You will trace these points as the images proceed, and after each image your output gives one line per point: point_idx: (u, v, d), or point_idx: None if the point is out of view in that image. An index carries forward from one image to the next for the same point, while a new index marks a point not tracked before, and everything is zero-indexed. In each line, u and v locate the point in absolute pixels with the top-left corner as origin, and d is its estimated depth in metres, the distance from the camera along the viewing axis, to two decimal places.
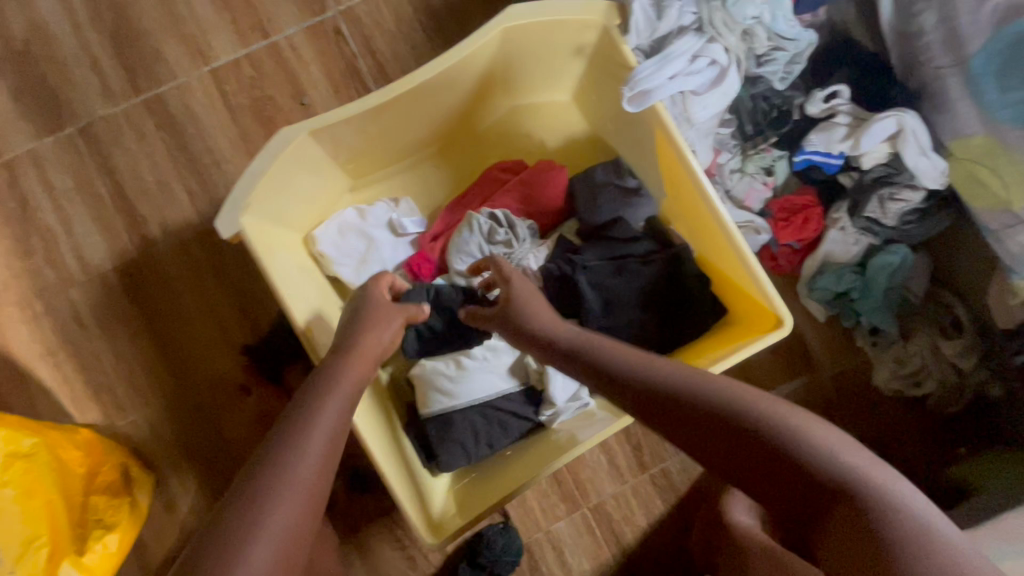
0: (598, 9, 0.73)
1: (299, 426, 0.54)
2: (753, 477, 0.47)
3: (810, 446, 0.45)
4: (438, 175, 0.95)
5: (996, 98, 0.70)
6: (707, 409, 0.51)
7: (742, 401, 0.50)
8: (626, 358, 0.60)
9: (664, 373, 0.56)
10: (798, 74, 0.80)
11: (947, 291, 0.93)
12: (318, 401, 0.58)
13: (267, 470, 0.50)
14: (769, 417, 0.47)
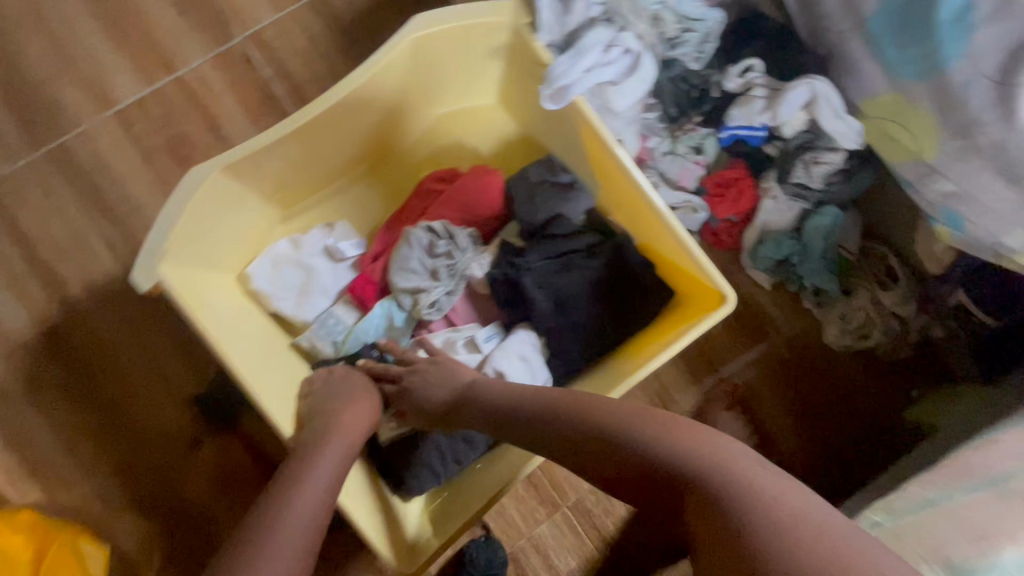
0: (503, 10, 0.72)
1: (299, 474, 0.60)
2: (635, 486, 0.54)
3: (674, 446, 0.51)
4: (373, 194, 0.92)
5: (898, 56, 0.72)
6: (599, 433, 0.57)
7: (607, 420, 0.57)
8: (535, 391, 0.66)
9: (557, 405, 0.62)
10: (710, 53, 0.80)
11: (880, 244, 0.97)
12: (315, 451, 0.63)
13: (270, 513, 0.55)
14: (628, 430, 0.55)
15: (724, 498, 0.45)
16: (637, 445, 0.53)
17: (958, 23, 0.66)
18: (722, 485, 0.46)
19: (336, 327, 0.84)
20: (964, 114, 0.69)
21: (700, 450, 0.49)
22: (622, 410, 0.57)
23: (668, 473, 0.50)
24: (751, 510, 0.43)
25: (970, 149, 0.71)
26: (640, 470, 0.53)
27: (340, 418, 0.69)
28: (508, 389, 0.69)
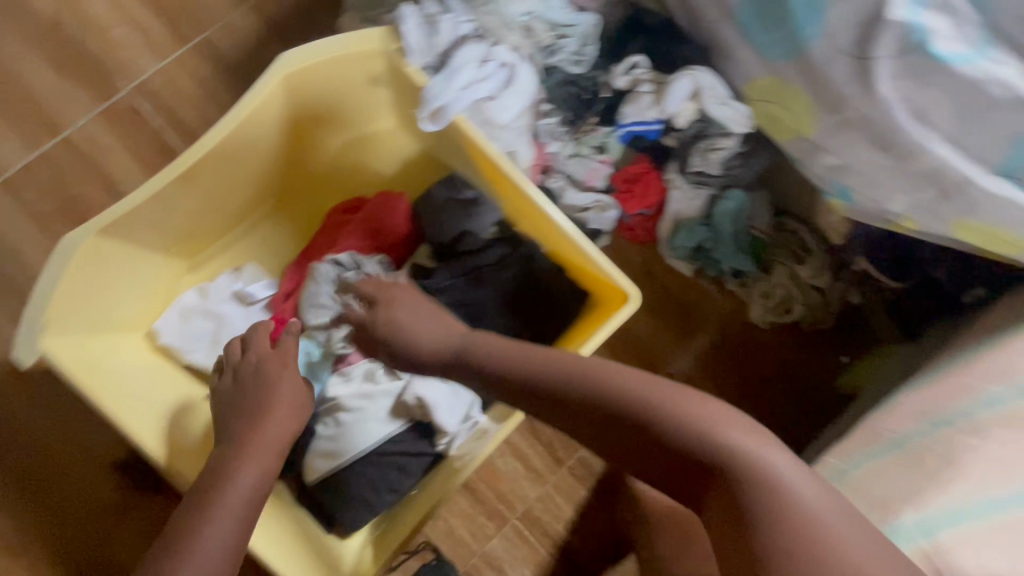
0: (373, 37, 0.72)
1: (211, 495, 0.61)
2: (639, 458, 0.53)
3: (708, 427, 0.50)
4: (281, 232, 0.91)
5: (766, 39, 0.74)
6: (620, 408, 0.53)
7: (623, 392, 0.54)
8: (538, 355, 0.59)
9: (565, 374, 0.56)
10: (591, 54, 0.80)
11: (791, 217, 0.98)
12: (226, 469, 0.64)
13: (177, 543, 0.58)
14: (649, 405, 0.52)
15: (765, 496, 0.47)
16: (666, 426, 0.51)
17: (811, 5, 0.67)
18: (760, 484, 0.48)
19: None
20: (832, 89, 0.70)
21: (739, 444, 0.49)
22: (640, 381, 0.54)
23: (704, 465, 0.50)
24: (788, 508, 0.46)
25: (845, 123, 0.72)
26: (666, 451, 0.51)
27: (261, 426, 0.68)
28: (503, 351, 0.61)
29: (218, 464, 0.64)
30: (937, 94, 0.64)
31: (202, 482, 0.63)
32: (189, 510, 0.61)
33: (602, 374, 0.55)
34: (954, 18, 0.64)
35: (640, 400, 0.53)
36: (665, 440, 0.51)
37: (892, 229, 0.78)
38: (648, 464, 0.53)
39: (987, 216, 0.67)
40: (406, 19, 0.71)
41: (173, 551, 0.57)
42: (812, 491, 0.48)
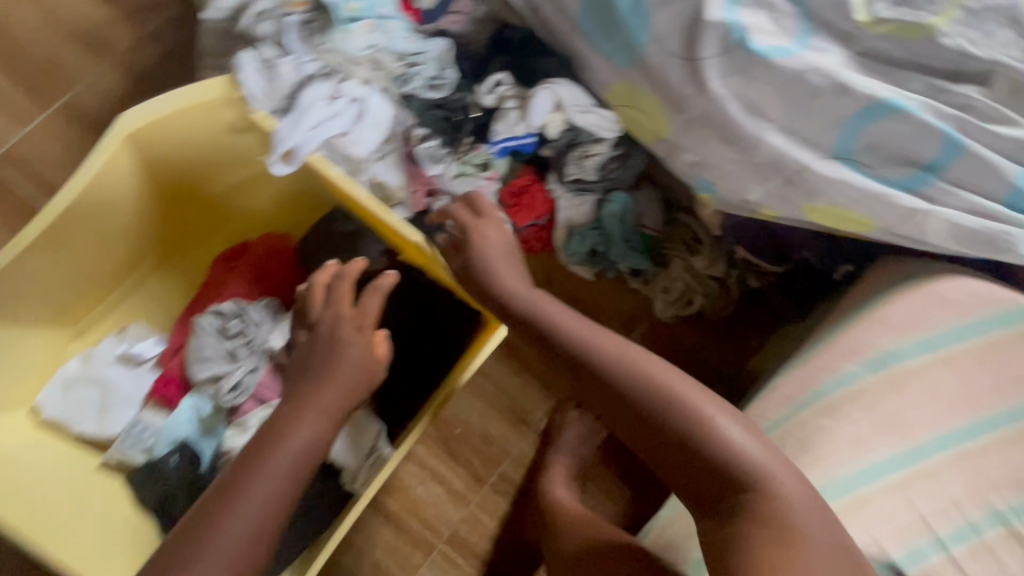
0: (214, 85, 0.72)
1: (256, 461, 0.61)
2: (656, 448, 0.59)
3: (727, 439, 0.56)
4: (167, 287, 0.89)
5: (609, 48, 0.75)
6: (654, 404, 0.59)
7: (660, 387, 0.60)
8: (585, 345, 0.64)
9: (617, 362, 0.62)
10: (452, 78, 0.84)
11: (682, 212, 0.99)
12: (288, 428, 0.63)
13: (223, 500, 0.59)
14: (682, 405, 0.58)
15: (746, 475, 0.55)
16: (695, 431, 0.57)
17: (635, 11, 0.69)
18: (741, 464, 0.55)
19: (143, 437, 0.80)
20: (674, 90, 0.72)
21: (735, 437, 0.57)
22: (685, 383, 0.60)
23: (702, 447, 0.57)
24: (762, 492, 0.54)
25: (694, 121, 0.73)
26: (662, 434, 0.58)
27: (342, 371, 0.66)
28: (572, 325, 0.67)
29: (310, 405, 0.64)
30: (764, 86, 0.67)
31: (256, 440, 0.63)
32: (227, 476, 0.61)
33: (629, 356, 0.62)
34: (771, 12, 0.66)
35: (658, 385, 0.60)
36: (688, 440, 0.57)
37: (759, 218, 0.79)
38: (644, 439, 0.60)
39: (831, 198, 0.68)
40: (242, 67, 0.70)
41: (202, 524, 0.57)
42: (790, 482, 0.55)
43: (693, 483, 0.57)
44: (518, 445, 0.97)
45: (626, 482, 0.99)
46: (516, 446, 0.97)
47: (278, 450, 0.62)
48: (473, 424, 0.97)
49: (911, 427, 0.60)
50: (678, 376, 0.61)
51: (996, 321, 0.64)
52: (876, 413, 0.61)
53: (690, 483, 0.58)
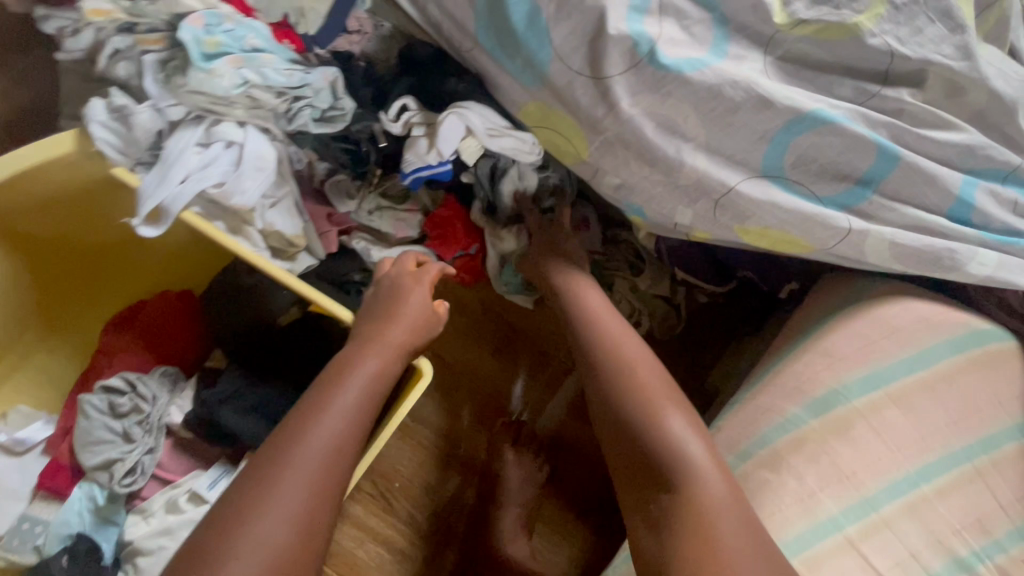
0: (64, 141, 0.63)
1: (317, 418, 0.57)
2: (611, 432, 0.62)
3: (674, 443, 0.57)
4: (55, 360, 0.80)
5: (512, 67, 0.67)
6: (618, 391, 0.62)
7: (635, 376, 0.63)
8: (587, 323, 0.69)
9: (608, 347, 0.66)
10: (350, 106, 0.72)
11: (621, 228, 0.92)
12: (353, 377, 0.61)
13: (282, 469, 0.54)
14: (639, 394, 0.61)
15: (675, 480, 0.55)
16: (638, 427, 0.59)
17: (531, 27, 0.62)
18: (671, 466, 0.55)
19: (34, 535, 0.71)
20: (585, 111, 0.64)
21: (676, 439, 0.57)
22: (656, 376, 0.63)
23: (643, 436, 0.58)
24: (684, 503, 0.53)
25: (611, 142, 0.65)
26: (616, 415, 0.61)
27: (381, 330, 0.66)
28: (592, 303, 0.72)
29: (344, 367, 0.62)
30: (678, 103, 0.60)
31: (311, 396, 0.59)
32: (272, 443, 0.56)
33: (622, 337, 0.67)
34: (680, 20, 0.60)
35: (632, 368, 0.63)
36: (633, 430, 0.59)
37: (695, 240, 0.72)
38: (604, 422, 0.63)
39: (764, 220, 0.62)
40: (91, 120, 0.62)
41: (273, 479, 0.53)
42: (724, 506, 0.52)
43: (632, 471, 0.59)
44: (464, 493, 0.90)
45: (583, 521, 0.93)
46: (462, 494, 0.90)
47: (354, 399, 0.59)
48: (415, 475, 0.89)
49: (863, 474, 0.55)
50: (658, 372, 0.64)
51: (945, 349, 0.59)
52: (822, 463, 0.55)
53: (629, 468, 0.59)
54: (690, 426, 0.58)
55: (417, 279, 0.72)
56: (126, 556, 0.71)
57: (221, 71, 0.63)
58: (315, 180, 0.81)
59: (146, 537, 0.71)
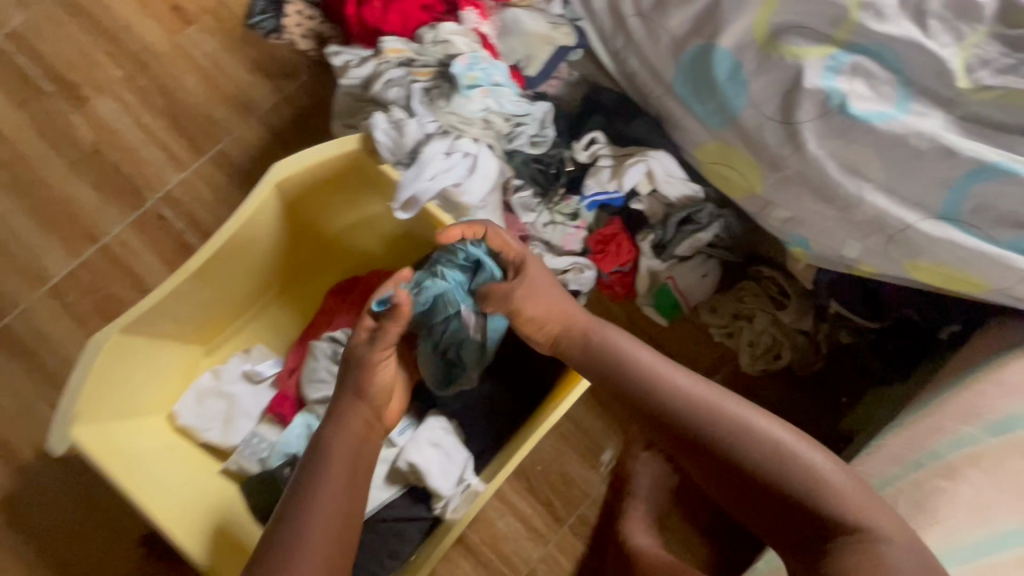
0: (351, 142, 0.83)
1: (302, 498, 0.67)
2: (747, 499, 0.59)
3: (834, 490, 0.57)
4: (285, 314, 0.99)
5: (703, 112, 0.80)
6: (740, 457, 0.59)
7: (753, 431, 0.60)
8: (675, 391, 0.64)
9: (709, 418, 0.61)
10: (552, 134, 0.91)
11: (766, 265, 1.00)
12: (329, 451, 0.70)
13: (293, 544, 0.63)
14: (769, 455, 0.58)
15: (821, 496, 0.56)
16: (788, 481, 0.57)
17: (732, 78, 0.75)
18: (812, 491, 0.56)
19: (260, 448, 0.87)
20: (769, 151, 0.76)
21: (802, 458, 0.58)
22: (775, 425, 0.60)
23: (778, 484, 0.57)
24: (841, 506, 0.56)
25: (789, 179, 0.76)
26: (736, 470, 0.59)
27: (344, 402, 0.74)
28: (670, 373, 0.66)
29: (329, 441, 0.71)
30: (862, 148, 0.69)
31: (298, 479, 0.69)
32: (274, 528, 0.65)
33: (683, 383, 0.64)
34: (869, 80, 0.69)
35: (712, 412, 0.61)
36: (784, 488, 0.57)
37: (854, 273, 0.79)
38: (720, 479, 0.60)
39: (935, 257, 0.69)
40: (376, 126, 0.81)
41: (287, 555, 0.62)
42: (858, 491, 0.57)
43: (776, 514, 0.58)
44: (596, 487, 0.98)
45: (706, 536, 0.96)
46: (595, 487, 0.98)
47: (338, 465, 0.69)
48: (554, 461, 0.99)
49: None
50: (726, 398, 0.63)
51: None
52: (1000, 478, 0.58)
53: (768, 515, 0.58)
54: (791, 433, 0.60)
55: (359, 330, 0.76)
56: None
57: (474, 97, 0.82)
58: (507, 191, 0.92)
59: None
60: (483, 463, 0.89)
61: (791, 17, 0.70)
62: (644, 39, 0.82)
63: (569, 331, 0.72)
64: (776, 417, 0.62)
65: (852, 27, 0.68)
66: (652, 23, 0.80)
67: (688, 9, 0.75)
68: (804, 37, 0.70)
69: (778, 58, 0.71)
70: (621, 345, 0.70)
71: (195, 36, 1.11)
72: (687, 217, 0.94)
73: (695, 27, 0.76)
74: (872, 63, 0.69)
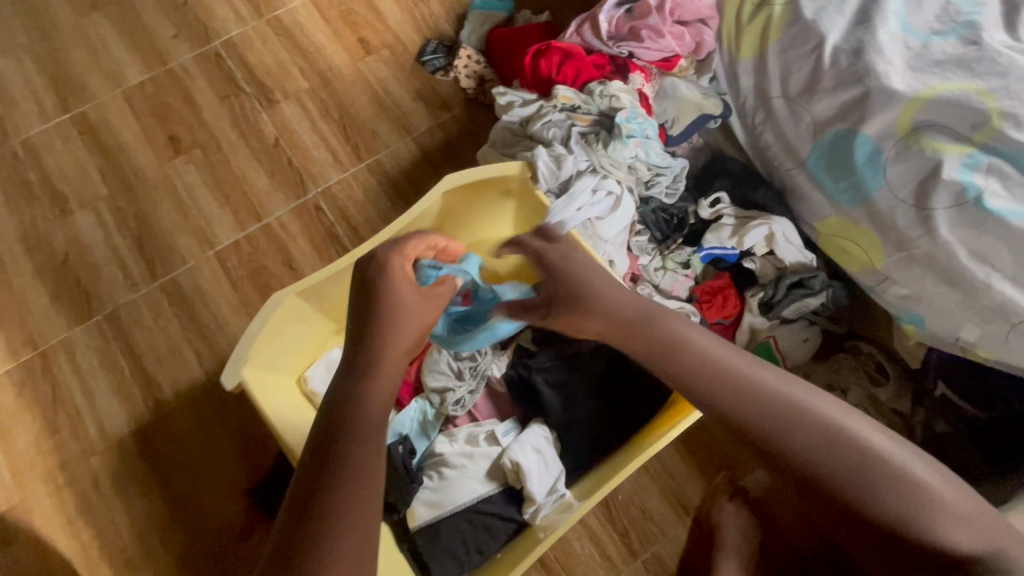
0: (512, 167, 0.93)
1: (333, 466, 0.56)
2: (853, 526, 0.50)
3: (944, 511, 0.49)
4: None
5: (834, 187, 0.89)
6: (846, 483, 0.49)
7: (859, 448, 0.50)
8: (766, 400, 0.51)
9: (811, 433, 0.50)
10: (681, 189, 1.02)
11: (864, 342, 1.04)
12: (364, 404, 0.59)
13: (318, 529, 0.53)
14: (880, 474, 0.49)
15: (937, 524, 0.49)
16: (898, 506, 0.49)
17: (870, 161, 0.83)
18: (924, 518, 0.49)
19: None
20: (896, 231, 0.83)
21: (910, 476, 0.50)
22: (877, 436, 0.51)
23: (891, 514, 0.48)
24: (953, 531, 0.49)
25: (912, 259, 0.82)
26: (842, 498, 0.49)
27: (381, 349, 0.63)
28: (754, 375, 0.53)
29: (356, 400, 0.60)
30: (993, 240, 0.75)
31: (319, 446, 0.58)
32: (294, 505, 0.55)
33: (776, 387, 0.52)
34: (1005, 180, 0.75)
35: (804, 423, 0.50)
36: (896, 515, 0.48)
37: (969, 357, 0.84)
38: (817, 503, 0.51)
39: None
40: (539, 156, 0.94)
41: (319, 505, 0.54)
42: (969, 512, 0.51)
43: (883, 545, 0.49)
44: (675, 528, 1.00)
45: None
46: (672, 528, 1.00)
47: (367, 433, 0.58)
48: (635, 495, 1.02)
49: None
50: (824, 404, 0.52)
51: None
52: None
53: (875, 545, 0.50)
54: (891, 443, 0.51)
55: (401, 269, 0.70)
56: (434, 463, 0.93)
57: (628, 145, 0.94)
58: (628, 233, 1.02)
59: (453, 453, 0.93)
60: (575, 478, 0.93)
61: (934, 116, 0.78)
62: (785, 118, 0.91)
63: (606, 309, 0.58)
64: (879, 426, 0.52)
65: (992, 132, 0.75)
66: (797, 105, 0.90)
67: (837, 96, 0.85)
68: (944, 135, 0.78)
69: (917, 150, 0.79)
70: (677, 334, 0.55)
71: (373, 65, 1.29)
72: (800, 282, 0.99)
73: (839, 113, 0.85)
74: (1007, 166, 0.75)
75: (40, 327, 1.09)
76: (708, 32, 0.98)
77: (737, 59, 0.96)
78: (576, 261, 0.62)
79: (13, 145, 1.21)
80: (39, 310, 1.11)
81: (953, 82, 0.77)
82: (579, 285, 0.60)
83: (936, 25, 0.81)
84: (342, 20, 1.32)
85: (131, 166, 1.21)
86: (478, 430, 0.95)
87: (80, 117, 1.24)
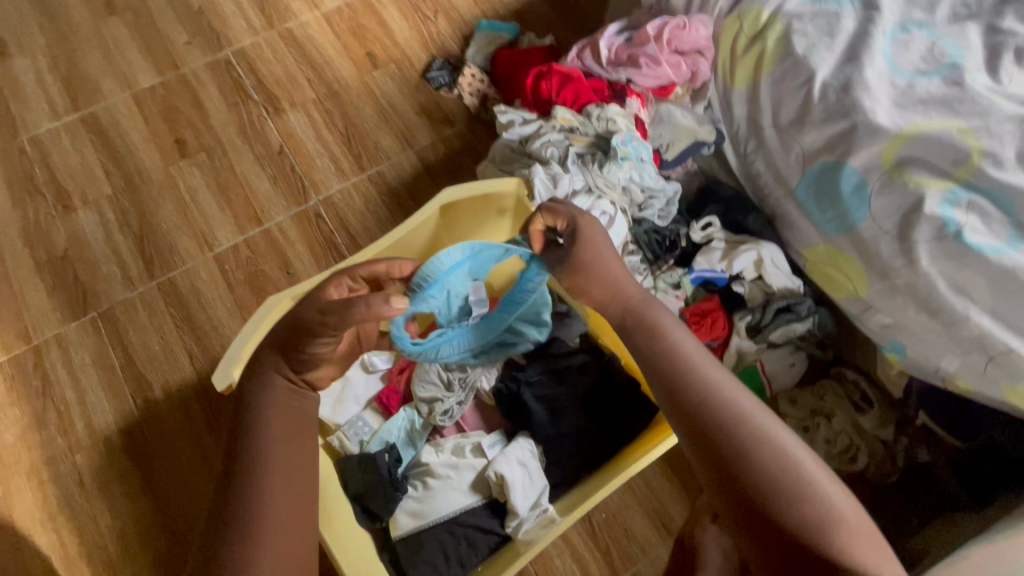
0: (510, 183, 0.95)
1: (236, 470, 0.66)
2: (751, 514, 0.53)
3: (837, 524, 0.52)
4: None
5: (821, 217, 0.91)
6: (750, 464, 0.55)
7: (778, 442, 0.56)
8: (709, 381, 0.60)
9: (734, 417, 0.57)
10: (674, 212, 1.05)
11: (850, 369, 1.05)
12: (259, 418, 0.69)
13: (239, 516, 0.64)
14: (783, 469, 0.54)
15: (822, 528, 0.52)
16: (792, 500, 0.53)
17: (857, 193, 0.86)
18: (812, 513, 0.52)
19: (362, 430, 0.97)
20: (880, 261, 0.85)
21: (813, 484, 0.54)
22: (799, 445, 0.57)
23: (783, 505, 0.52)
24: (847, 544, 0.51)
25: (895, 289, 0.84)
26: (745, 474, 0.54)
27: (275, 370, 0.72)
28: (704, 363, 0.63)
29: (258, 401, 0.70)
30: (974, 274, 0.77)
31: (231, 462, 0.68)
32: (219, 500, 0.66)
33: (718, 379, 0.61)
34: (984, 216, 0.77)
35: (734, 408, 0.58)
36: (784, 508, 0.52)
37: (948, 387, 0.86)
38: (727, 482, 0.55)
39: None
40: (536, 175, 0.96)
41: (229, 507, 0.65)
42: (868, 540, 0.53)
43: (771, 539, 0.52)
44: (657, 548, 1.00)
45: None
46: (655, 547, 1.00)
47: (271, 432, 0.69)
48: (619, 513, 1.02)
49: None
50: (752, 402, 0.59)
51: None
52: None
53: (766, 539, 0.52)
54: (810, 457, 0.56)
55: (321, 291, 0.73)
56: (419, 473, 0.93)
57: (623, 168, 0.97)
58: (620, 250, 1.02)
59: (439, 464, 0.93)
60: (559, 493, 0.93)
61: (917, 152, 0.81)
62: (777, 148, 0.94)
63: (618, 294, 0.70)
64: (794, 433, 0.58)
65: (972, 169, 0.78)
66: (787, 136, 0.93)
67: (825, 129, 0.88)
68: (928, 170, 0.81)
69: (901, 183, 0.82)
70: (660, 320, 0.68)
71: (379, 79, 1.32)
72: (787, 306, 1.01)
73: (827, 145, 0.88)
74: (987, 203, 0.77)
75: (35, 320, 1.10)
76: (704, 62, 1.01)
77: (731, 90, 0.99)
78: (605, 252, 0.71)
79: (21, 141, 1.24)
80: (35, 304, 1.11)
81: (936, 121, 0.80)
82: (599, 268, 0.70)
83: (922, 65, 0.85)
84: (351, 35, 1.36)
85: (136, 167, 1.23)
86: (464, 441, 0.96)
87: (89, 116, 1.26)
